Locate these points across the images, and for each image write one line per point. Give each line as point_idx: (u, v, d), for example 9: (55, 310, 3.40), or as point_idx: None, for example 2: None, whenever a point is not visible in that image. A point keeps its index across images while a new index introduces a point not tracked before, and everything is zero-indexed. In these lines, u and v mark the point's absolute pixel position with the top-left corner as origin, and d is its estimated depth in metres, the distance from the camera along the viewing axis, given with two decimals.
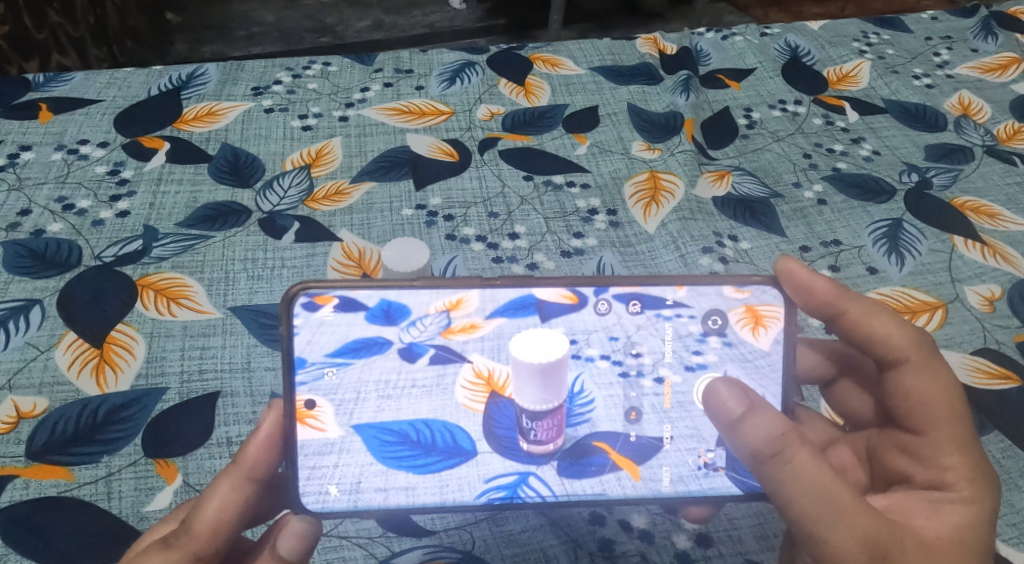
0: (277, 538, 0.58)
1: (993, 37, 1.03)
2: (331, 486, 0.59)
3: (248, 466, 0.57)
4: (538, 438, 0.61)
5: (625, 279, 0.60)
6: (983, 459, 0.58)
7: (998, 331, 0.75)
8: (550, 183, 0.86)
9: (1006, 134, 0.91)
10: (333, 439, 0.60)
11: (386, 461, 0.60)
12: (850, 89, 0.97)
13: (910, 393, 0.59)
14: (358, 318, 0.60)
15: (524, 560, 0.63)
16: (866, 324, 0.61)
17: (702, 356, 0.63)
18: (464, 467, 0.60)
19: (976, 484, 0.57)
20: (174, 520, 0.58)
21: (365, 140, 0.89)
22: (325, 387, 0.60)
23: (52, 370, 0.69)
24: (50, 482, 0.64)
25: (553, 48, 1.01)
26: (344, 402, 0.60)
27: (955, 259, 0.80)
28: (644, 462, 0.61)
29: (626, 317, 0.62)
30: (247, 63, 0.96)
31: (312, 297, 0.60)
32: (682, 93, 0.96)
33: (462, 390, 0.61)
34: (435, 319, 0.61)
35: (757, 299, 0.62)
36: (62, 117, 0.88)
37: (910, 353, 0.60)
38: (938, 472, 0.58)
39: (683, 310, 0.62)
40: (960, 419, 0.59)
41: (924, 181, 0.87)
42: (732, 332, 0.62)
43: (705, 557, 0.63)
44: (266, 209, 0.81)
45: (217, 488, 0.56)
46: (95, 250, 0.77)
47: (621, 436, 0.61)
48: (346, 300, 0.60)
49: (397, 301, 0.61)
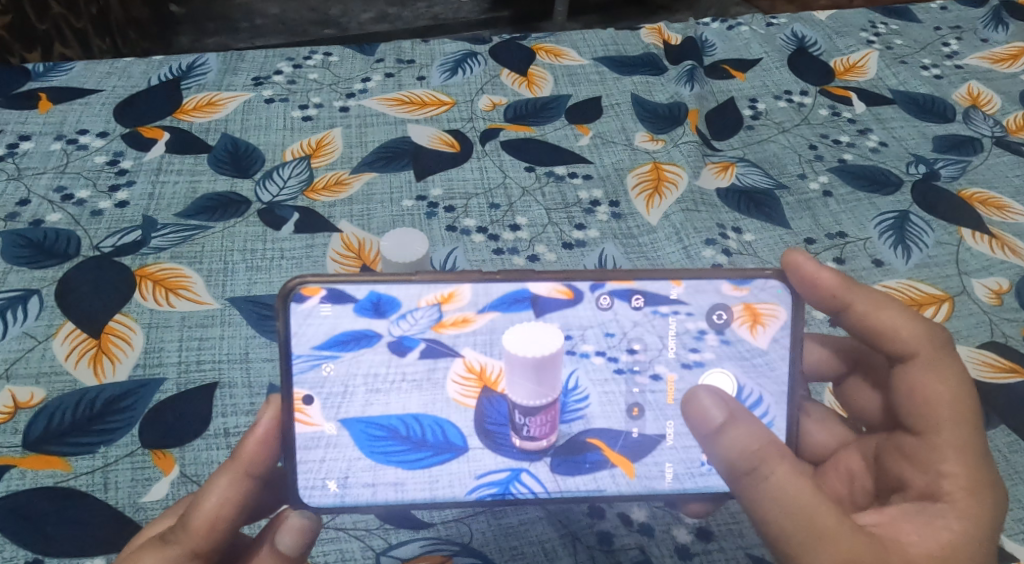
0: (276, 532, 0.57)
1: (1003, 27, 1.02)
2: (331, 481, 0.59)
3: (246, 460, 0.56)
4: (531, 434, 0.60)
5: (621, 273, 0.59)
6: (987, 468, 0.56)
7: (1005, 324, 0.74)
8: (552, 175, 0.85)
9: (1016, 125, 0.90)
10: (320, 432, 0.59)
11: (375, 456, 0.60)
12: (858, 79, 0.95)
13: (914, 391, 0.58)
14: (347, 311, 0.59)
15: (523, 554, 0.63)
16: (874, 316, 0.60)
17: (699, 354, 0.62)
18: (455, 463, 0.60)
19: (973, 496, 0.55)
20: (173, 515, 0.58)
21: (365, 131, 0.88)
22: (312, 380, 0.59)
23: (50, 360, 0.69)
24: (47, 472, 0.64)
25: (557, 38, 1.01)
26: (331, 395, 0.60)
27: (962, 252, 0.79)
28: (639, 459, 0.61)
29: (623, 312, 0.61)
30: (248, 54, 0.96)
31: (302, 289, 0.58)
32: (686, 84, 0.95)
33: (455, 386, 0.61)
34: (426, 313, 0.60)
35: (755, 296, 0.61)
36: (62, 107, 0.88)
37: (919, 348, 0.59)
38: (935, 479, 0.56)
39: (679, 307, 0.61)
40: (962, 423, 0.57)
41: (931, 172, 0.86)
42: (731, 330, 0.61)
43: (705, 552, 0.63)
44: (265, 200, 0.81)
45: (216, 483, 0.55)
46: (94, 240, 0.77)
47: (620, 434, 0.61)
48: (334, 292, 0.59)
49: (386, 294, 0.59)
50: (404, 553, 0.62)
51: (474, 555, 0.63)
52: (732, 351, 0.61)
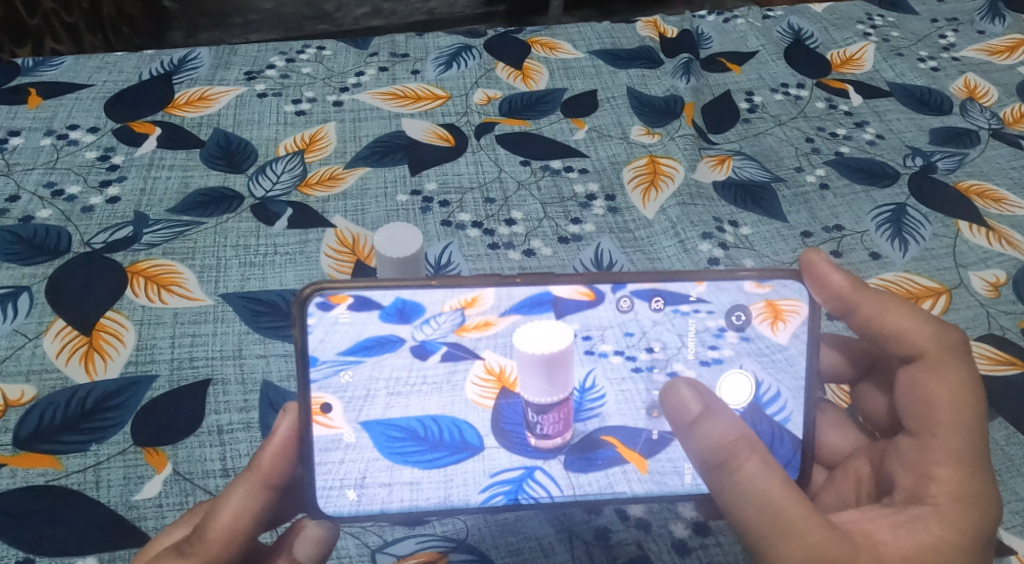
0: (293, 542, 0.58)
1: (1000, 19, 1.01)
2: (350, 490, 0.59)
3: (266, 472, 0.56)
4: (545, 432, 0.60)
5: (645, 275, 0.58)
6: (981, 478, 0.55)
7: (1003, 316, 0.74)
8: (548, 169, 0.85)
9: (1012, 117, 0.90)
10: (339, 435, 0.59)
11: (392, 457, 0.59)
12: (854, 72, 0.95)
13: (918, 391, 0.57)
14: (372, 317, 0.59)
15: (519, 550, 0.62)
16: (881, 319, 0.60)
17: (718, 352, 0.61)
18: (470, 462, 0.59)
19: (960, 504, 0.54)
20: (187, 523, 0.57)
21: (359, 125, 0.87)
22: (335, 385, 0.59)
23: (41, 358, 0.68)
24: (37, 470, 0.63)
25: (552, 32, 1.00)
26: (354, 399, 0.59)
27: (959, 244, 0.78)
28: (652, 455, 0.60)
29: (645, 313, 0.60)
30: (240, 48, 0.95)
31: (327, 296, 0.58)
32: (682, 77, 0.94)
33: (473, 387, 0.60)
34: (449, 317, 0.59)
35: (778, 293, 0.60)
36: (51, 102, 0.87)
37: (926, 349, 0.58)
38: (923, 482, 0.56)
39: (701, 306, 0.61)
40: (962, 429, 0.56)
41: (928, 165, 0.85)
42: (752, 327, 0.61)
43: (702, 546, 0.62)
44: (258, 195, 0.80)
45: (234, 494, 0.55)
46: (85, 236, 0.76)
47: (642, 433, 0.60)
48: (360, 299, 0.58)
49: (408, 300, 0.59)
50: (400, 551, 0.62)
51: (470, 551, 0.62)
52: (750, 349, 0.61)
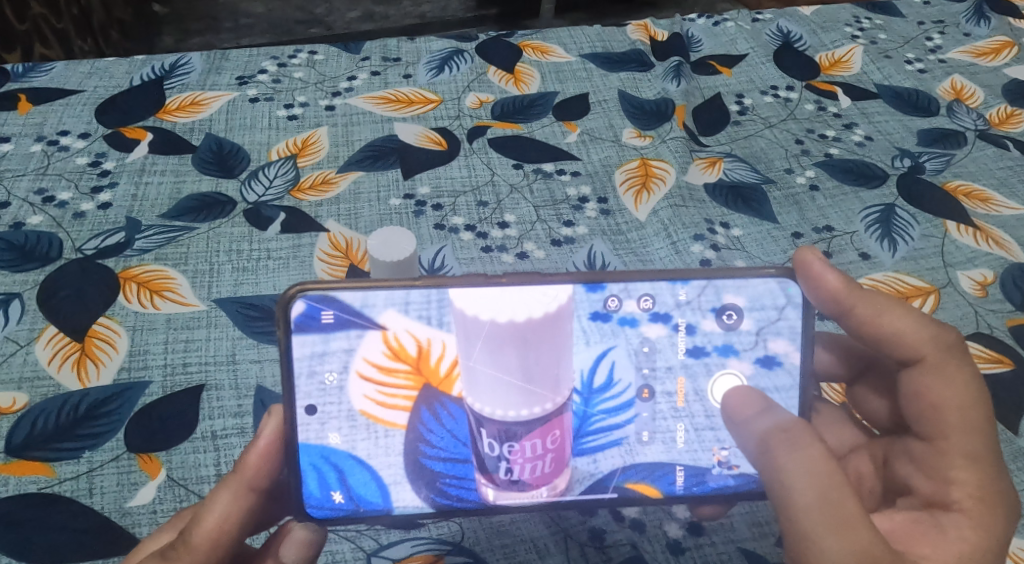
0: (280, 545, 0.58)
1: (985, 21, 1.02)
2: (336, 492, 0.59)
3: (249, 475, 0.56)
4: (531, 449, 0.60)
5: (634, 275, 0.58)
6: (998, 477, 0.56)
7: (991, 315, 0.74)
8: (540, 172, 0.85)
9: (998, 118, 0.90)
10: (323, 441, 0.59)
11: (342, 474, 0.59)
12: (843, 74, 0.96)
13: (923, 395, 0.57)
14: (350, 317, 0.58)
15: (515, 552, 0.62)
16: (878, 322, 0.59)
17: (711, 355, 0.61)
18: (425, 479, 0.59)
19: (985, 505, 0.55)
20: (174, 528, 0.57)
21: (352, 130, 0.87)
22: (319, 388, 0.58)
23: (33, 365, 0.68)
24: (30, 478, 0.63)
25: (543, 35, 1.00)
26: (331, 404, 0.58)
27: (948, 244, 0.79)
28: (653, 472, 0.61)
29: (636, 313, 0.60)
30: (232, 52, 0.95)
31: (313, 299, 0.57)
32: (673, 79, 0.95)
33: (363, 398, 0.59)
34: (384, 299, 0.58)
35: (772, 295, 0.60)
36: (41, 108, 0.87)
37: (924, 352, 0.58)
38: (944, 487, 0.56)
39: (693, 307, 0.60)
40: (974, 430, 0.56)
41: (917, 166, 0.86)
42: (742, 329, 0.60)
43: (697, 546, 0.63)
44: (251, 200, 0.80)
45: (218, 498, 0.55)
46: (76, 243, 0.76)
47: (629, 441, 0.61)
48: (346, 303, 0.58)
49: (389, 304, 0.58)
50: (396, 554, 0.62)
51: (465, 554, 0.62)
52: (738, 349, 0.61)
